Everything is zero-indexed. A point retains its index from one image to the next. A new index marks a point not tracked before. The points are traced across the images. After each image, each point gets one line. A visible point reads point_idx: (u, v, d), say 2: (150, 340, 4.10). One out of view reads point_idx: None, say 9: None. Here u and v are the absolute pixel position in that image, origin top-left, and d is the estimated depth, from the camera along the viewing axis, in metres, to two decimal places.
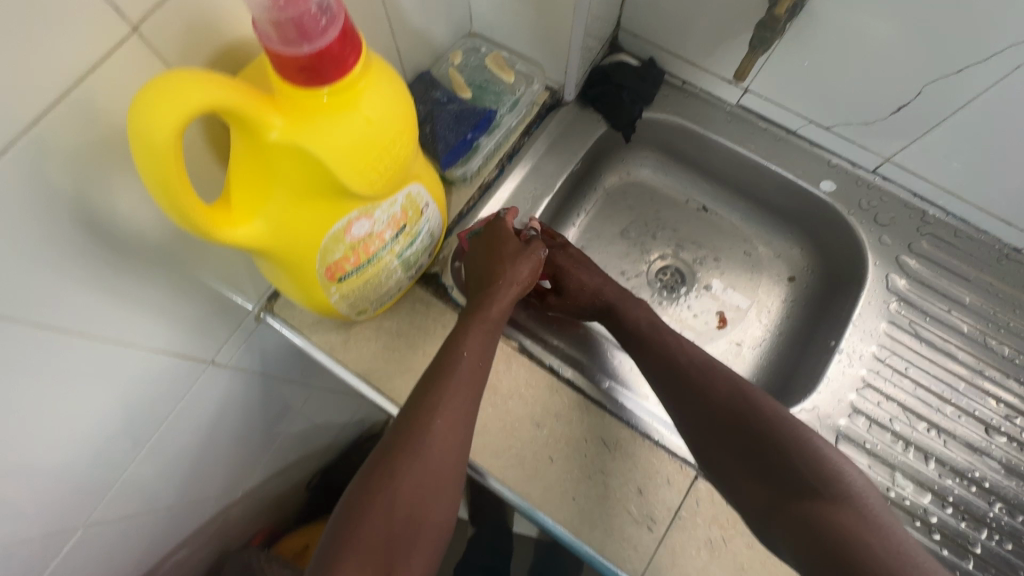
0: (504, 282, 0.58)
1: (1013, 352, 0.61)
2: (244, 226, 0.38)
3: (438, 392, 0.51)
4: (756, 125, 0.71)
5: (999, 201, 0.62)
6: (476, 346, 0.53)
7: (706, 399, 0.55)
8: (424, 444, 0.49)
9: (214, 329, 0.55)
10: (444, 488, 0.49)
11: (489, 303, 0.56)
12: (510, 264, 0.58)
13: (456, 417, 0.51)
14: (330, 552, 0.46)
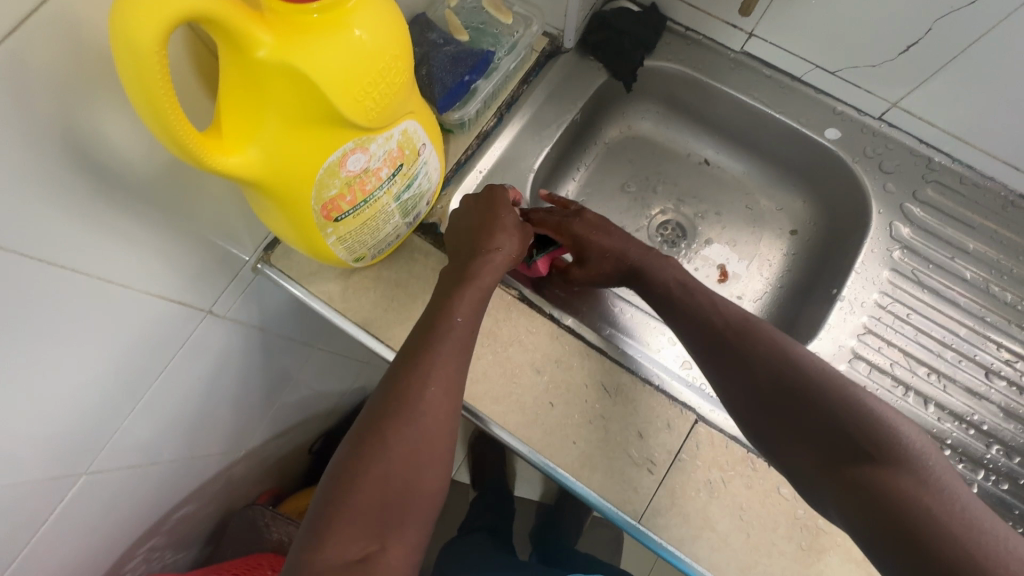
0: (500, 251, 0.55)
1: (1015, 299, 0.61)
2: (236, 155, 0.37)
3: (432, 358, 0.51)
4: (760, 72, 0.69)
5: (1007, 146, 0.60)
6: (471, 310, 0.53)
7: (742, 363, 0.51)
8: (418, 409, 0.50)
9: (212, 278, 0.55)
10: (436, 452, 0.50)
11: (484, 270, 0.54)
12: (502, 233, 0.56)
13: (449, 383, 0.51)
14: (322, 517, 0.45)
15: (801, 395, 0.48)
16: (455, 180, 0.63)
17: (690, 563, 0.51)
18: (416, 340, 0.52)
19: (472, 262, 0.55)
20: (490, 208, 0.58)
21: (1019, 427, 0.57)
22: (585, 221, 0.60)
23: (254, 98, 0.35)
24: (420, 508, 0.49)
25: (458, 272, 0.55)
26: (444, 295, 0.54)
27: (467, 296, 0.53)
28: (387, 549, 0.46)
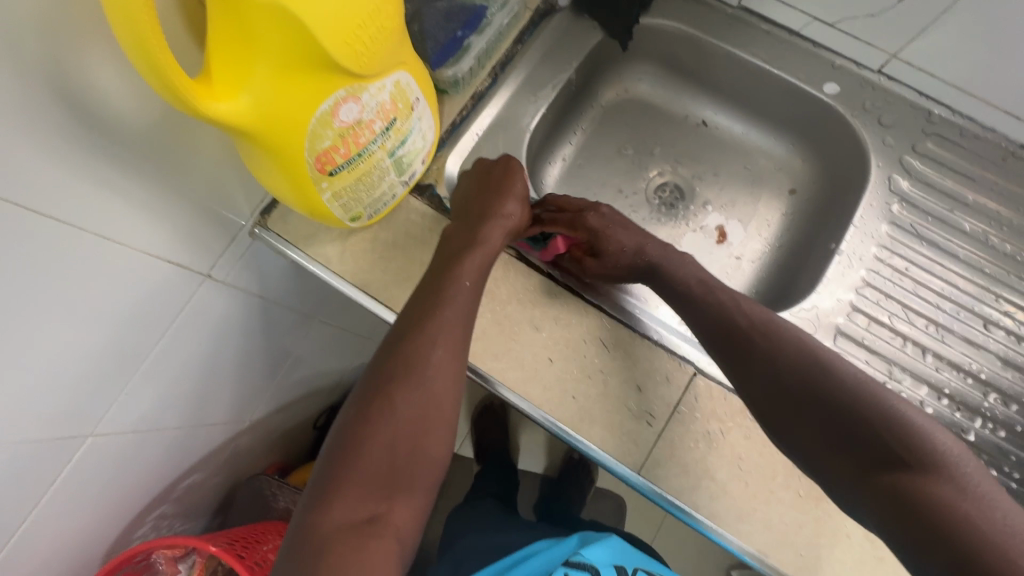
0: (511, 219, 0.56)
1: (1015, 250, 0.61)
2: (228, 102, 0.37)
3: (437, 326, 0.51)
4: (757, 28, 0.68)
5: (1009, 96, 0.59)
6: (477, 273, 0.53)
7: (772, 357, 0.50)
8: (424, 375, 0.50)
9: (209, 241, 0.55)
10: (442, 417, 0.51)
11: (492, 236, 0.55)
12: (513, 201, 0.57)
13: (455, 349, 0.51)
14: (330, 476, 0.47)
15: (834, 395, 0.47)
16: (450, 141, 0.62)
17: (690, 512, 0.52)
18: (419, 306, 0.52)
19: (481, 225, 0.55)
20: (504, 176, 0.58)
21: (1017, 376, 0.57)
22: (601, 215, 0.58)
23: (243, 41, 0.35)
24: (426, 471, 0.50)
25: (466, 233, 0.55)
26: (450, 258, 0.54)
27: (473, 260, 0.53)
28: (394, 510, 0.47)
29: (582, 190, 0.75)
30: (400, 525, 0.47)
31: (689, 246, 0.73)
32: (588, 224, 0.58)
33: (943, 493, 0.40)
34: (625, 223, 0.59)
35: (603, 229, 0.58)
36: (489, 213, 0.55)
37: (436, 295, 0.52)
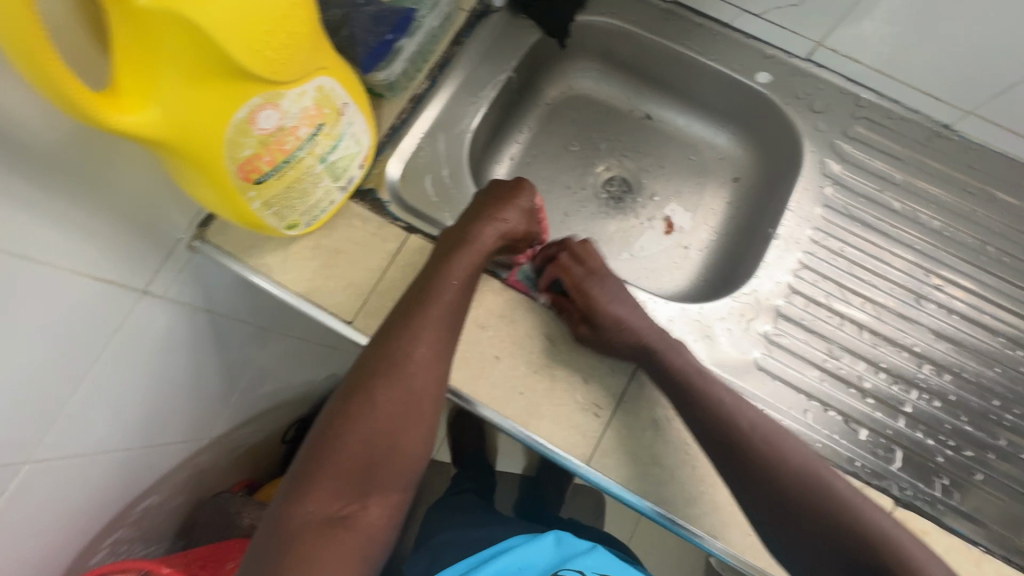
0: (507, 223, 0.56)
1: (942, 225, 0.63)
2: (137, 114, 0.36)
3: (422, 324, 0.51)
4: (691, 21, 0.69)
5: (930, 77, 0.62)
6: (467, 274, 0.53)
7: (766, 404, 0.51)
8: (407, 373, 0.50)
9: (142, 256, 0.54)
10: (422, 417, 0.50)
11: (486, 235, 0.55)
12: (515, 209, 0.58)
13: (437, 349, 0.51)
14: (305, 470, 0.47)
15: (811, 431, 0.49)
16: (390, 146, 0.62)
17: (641, 500, 0.52)
18: (404, 305, 0.52)
19: (476, 224, 0.56)
20: (511, 187, 0.59)
21: (949, 347, 0.59)
22: (615, 283, 0.58)
23: (146, 51, 0.34)
24: (404, 470, 0.50)
25: (458, 232, 0.56)
26: (440, 256, 0.54)
27: (465, 258, 0.54)
28: (367, 508, 0.47)
29: None
30: (373, 523, 0.47)
31: (638, 239, 0.74)
32: (598, 286, 0.57)
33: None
34: (630, 302, 0.57)
35: (609, 295, 0.57)
36: (484, 215, 0.56)
37: (421, 295, 0.52)
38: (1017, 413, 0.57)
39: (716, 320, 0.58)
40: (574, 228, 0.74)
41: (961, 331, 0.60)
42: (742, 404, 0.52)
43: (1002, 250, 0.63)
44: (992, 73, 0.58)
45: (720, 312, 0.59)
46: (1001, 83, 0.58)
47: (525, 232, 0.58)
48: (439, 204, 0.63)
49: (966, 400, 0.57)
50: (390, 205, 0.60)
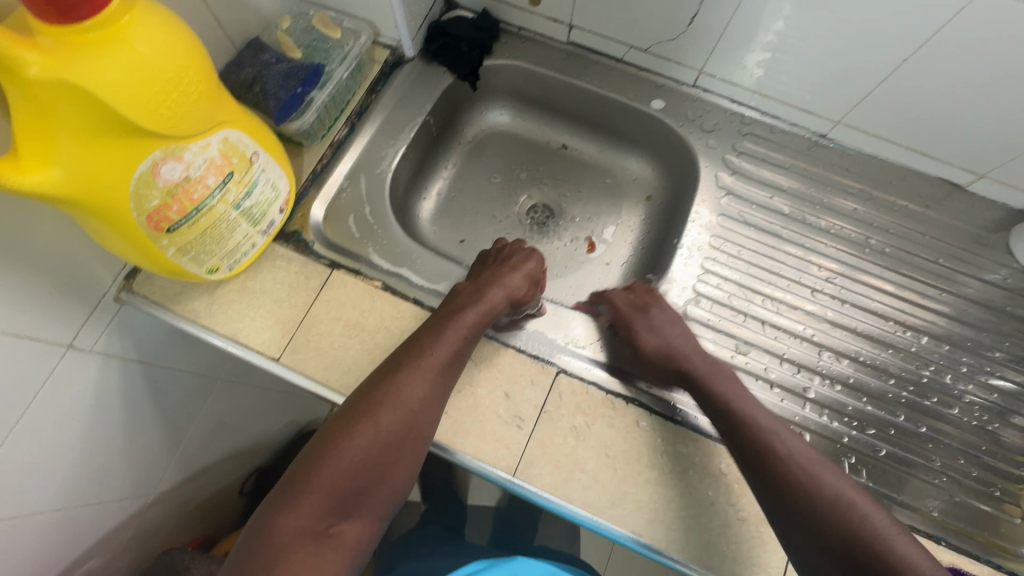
0: (517, 288, 0.61)
1: (827, 224, 0.69)
2: (37, 174, 0.39)
3: (429, 363, 0.53)
4: (589, 59, 0.77)
5: (797, 93, 0.69)
6: (475, 323, 0.57)
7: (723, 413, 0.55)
8: (411, 408, 0.51)
9: (67, 311, 0.55)
10: (417, 453, 0.52)
11: (496, 292, 0.59)
12: (524, 276, 0.63)
13: (437, 388, 0.53)
14: (293, 485, 0.47)
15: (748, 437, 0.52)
16: (314, 189, 0.66)
17: (566, 506, 0.54)
18: (415, 342, 0.55)
19: (489, 285, 0.60)
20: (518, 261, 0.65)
21: (844, 334, 0.64)
22: (659, 311, 0.63)
23: (41, 117, 0.37)
24: (388, 499, 0.51)
25: (473, 289, 0.60)
26: (453, 307, 0.58)
27: (474, 309, 0.57)
28: (349, 530, 0.48)
29: (457, 219, 0.80)
30: (353, 546, 0.47)
31: (563, 260, 0.79)
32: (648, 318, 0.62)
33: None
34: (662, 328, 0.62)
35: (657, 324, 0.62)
36: (496, 280, 0.61)
37: (431, 336, 0.55)
38: (912, 391, 0.62)
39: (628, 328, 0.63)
40: None
41: (853, 318, 0.65)
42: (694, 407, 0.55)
43: (883, 241, 0.69)
44: (848, 86, 0.65)
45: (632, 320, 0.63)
46: (856, 94, 0.65)
47: (530, 297, 0.62)
48: (362, 240, 0.66)
49: (863, 382, 0.61)
50: (314, 244, 0.63)
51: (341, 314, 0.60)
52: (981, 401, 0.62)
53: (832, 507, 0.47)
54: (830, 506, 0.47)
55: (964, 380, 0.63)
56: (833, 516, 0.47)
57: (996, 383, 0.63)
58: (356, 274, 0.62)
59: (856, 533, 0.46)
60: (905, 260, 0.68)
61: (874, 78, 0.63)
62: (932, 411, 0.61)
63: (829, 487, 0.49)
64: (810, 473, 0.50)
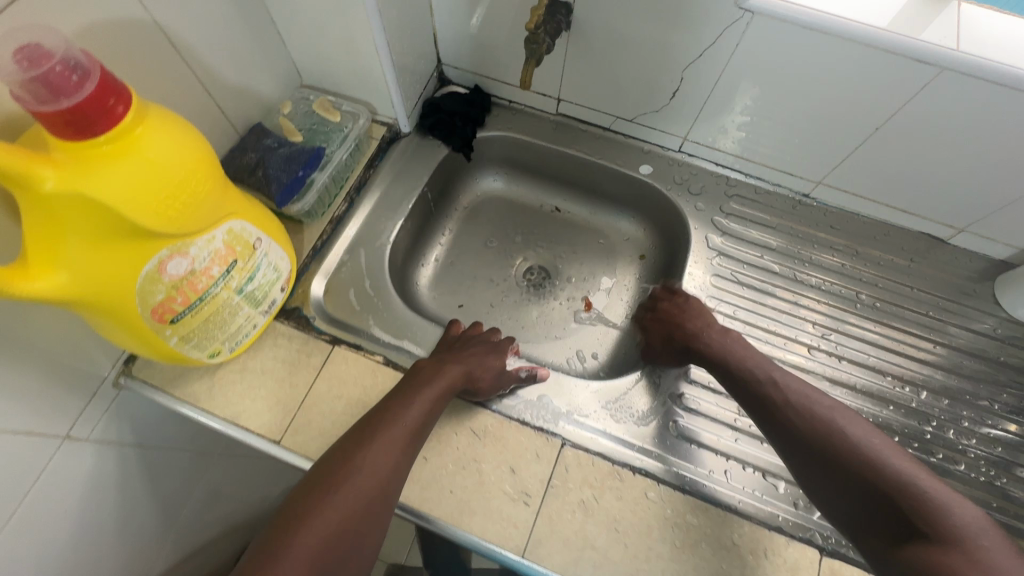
0: (479, 367, 0.60)
1: (818, 280, 0.71)
2: (45, 280, 0.39)
3: (398, 430, 0.53)
4: (577, 128, 0.80)
5: (777, 156, 0.72)
6: (443, 389, 0.57)
7: (802, 425, 0.53)
8: (384, 475, 0.51)
9: (65, 403, 0.55)
10: (383, 523, 0.50)
11: (456, 365, 0.59)
12: (486, 360, 0.62)
13: (406, 455, 0.53)
14: (261, 559, 0.44)
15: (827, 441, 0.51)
16: (314, 265, 0.67)
17: None
18: (384, 407, 0.55)
19: (454, 359, 0.61)
20: (481, 342, 0.66)
21: (844, 391, 0.65)
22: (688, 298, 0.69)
23: (52, 227, 0.38)
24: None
25: (439, 360, 0.61)
26: (419, 376, 0.58)
27: (440, 379, 0.58)
28: None
29: (455, 285, 0.81)
30: None
31: (561, 321, 0.79)
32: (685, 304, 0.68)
33: (953, 562, 0.41)
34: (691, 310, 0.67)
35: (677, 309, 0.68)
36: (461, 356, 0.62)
37: (400, 401, 0.55)
38: (917, 448, 0.62)
39: (624, 389, 0.64)
40: (499, 318, 0.79)
41: (851, 374, 0.66)
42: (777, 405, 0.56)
43: (873, 296, 0.71)
44: (824, 151, 0.68)
45: (627, 381, 0.64)
46: (835, 158, 0.69)
47: (494, 386, 0.61)
48: (363, 314, 0.66)
49: None
50: (316, 320, 0.64)
51: (343, 391, 0.60)
52: (985, 454, 0.62)
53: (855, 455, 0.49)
54: (855, 451, 0.49)
55: (967, 434, 0.63)
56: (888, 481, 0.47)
57: (994, 434, 0.63)
58: (358, 350, 0.62)
59: (883, 477, 0.47)
60: (896, 314, 0.70)
61: (850, 144, 0.66)
62: (938, 467, 0.61)
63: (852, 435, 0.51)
64: (843, 432, 0.51)
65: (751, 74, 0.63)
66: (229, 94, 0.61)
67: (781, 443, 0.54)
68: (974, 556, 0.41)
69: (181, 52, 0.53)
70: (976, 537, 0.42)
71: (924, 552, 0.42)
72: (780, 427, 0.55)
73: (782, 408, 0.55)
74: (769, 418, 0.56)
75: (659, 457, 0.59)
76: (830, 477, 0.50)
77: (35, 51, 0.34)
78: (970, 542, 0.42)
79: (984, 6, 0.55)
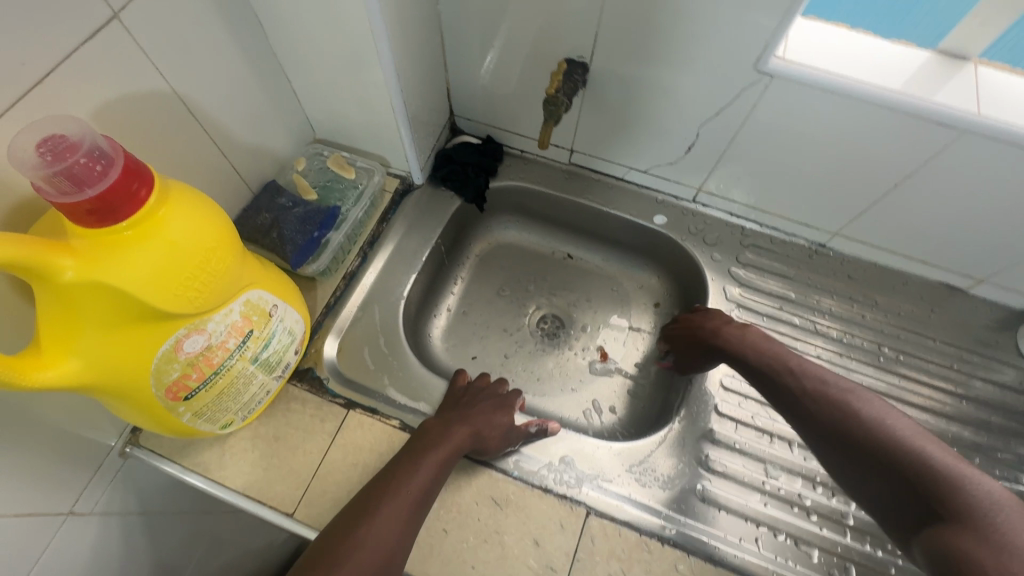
0: (487, 427, 0.59)
1: (839, 332, 0.71)
2: (57, 368, 0.38)
3: (403, 499, 0.51)
4: (590, 178, 0.80)
5: (793, 208, 0.72)
6: (450, 451, 0.55)
7: (824, 415, 0.53)
8: (388, 548, 0.48)
9: (71, 476, 0.52)
10: None
11: (463, 426, 0.57)
12: (495, 418, 0.60)
13: (410, 526, 0.50)
14: None
15: (848, 428, 0.51)
16: (327, 323, 0.65)
17: None
18: (388, 472, 0.54)
19: (461, 417, 0.59)
20: (490, 397, 0.65)
21: None
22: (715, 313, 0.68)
23: (69, 315, 0.37)
24: None
25: (445, 419, 0.59)
26: (424, 438, 0.57)
27: (447, 441, 0.56)
28: None
29: (468, 336, 0.79)
30: None
31: (576, 371, 0.78)
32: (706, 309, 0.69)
33: (963, 541, 0.39)
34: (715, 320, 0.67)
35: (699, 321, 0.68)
36: (469, 413, 0.60)
37: (406, 466, 0.54)
38: None
39: (647, 450, 0.62)
40: (514, 370, 0.77)
41: None
42: (801, 395, 0.56)
43: (895, 348, 0.70)
44: (841, 205, 0.68)
45: (650, 441, 0.63)
46: (852, 211, 0.68)
47: (501, 445, 0.59)
48: (377, 373, 0.65)
49: None
50: (329, 381, 0.62)
51: (359, 459, 0.58)
52: None
53: (873, 439, 0.49)
54: (875, 436, 0.49)
55: None
56: (912, 464, 0.46)
57: None
58: (373, 414, 0.61)
59: (904, 459, 0.46)
60: (919, 366, 0.69)
61: (870, 198, 0.65)
62: None
63: (868, 417, 0.50)
64: (862, 419, 0.51)
65: (767, 131, 0.63)
66: (246, 154, 0.61)
67: (810, 439, 0.54)
68: (988, 534, 0.39)
69: (198, 117, 0.53)
70: (993, 514, 0.40)
71: (940, 533, 0.41)
72: (804, 416, 0.55)
73: (802, 398, 0.55)
74: (791, 408, 0.56)
75: (688, 526, 0.57)
76: (856, 465, 0.49)
77: (60, 142, 0.34)
78: (987, 520, 0.40)
79: (1001, 67, 0.56)
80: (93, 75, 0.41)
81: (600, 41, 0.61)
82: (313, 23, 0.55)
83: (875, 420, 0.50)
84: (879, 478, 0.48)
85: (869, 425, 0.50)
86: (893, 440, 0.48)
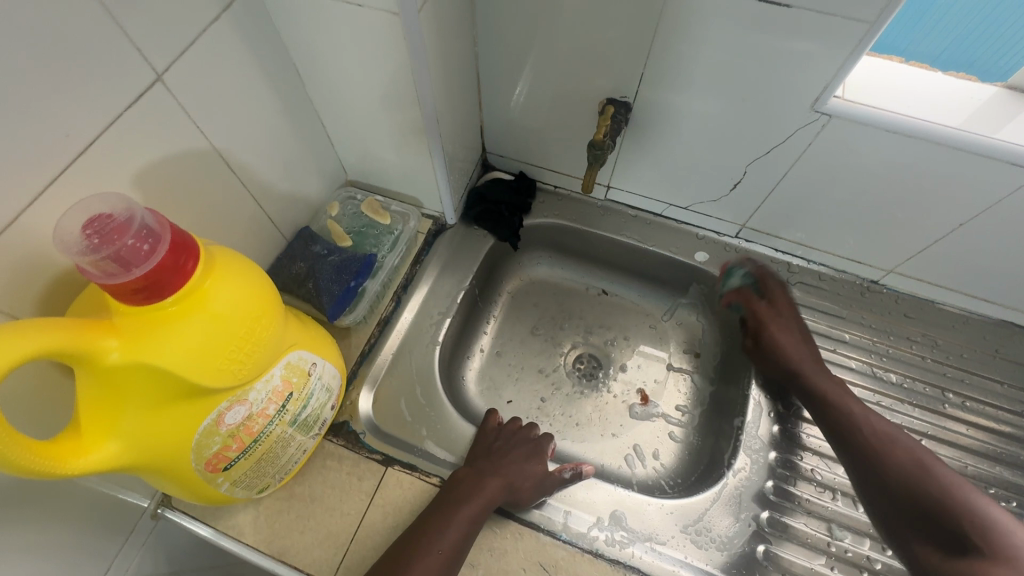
0: (518, 479, 0.56)
1: (899, 377, 0.67)
2: (94, 451, 0.36)
3: (434, 560, 0.48)
4: (627, 214, 0.78)
5: (843, 246, 0.69)
6: (481, 506, 0.52)
7: (871, 452, 0.56)
8: None
9: (100, 545, 0.50)
10: None
11: (496, 478, 0.55)
12: (527, 467, 0.58)
13: None
14: None
15: (890, 468, 0.54)
16: (361, 373, 0.63)
17: None
18: (416, 527, 0.51)
19: (492, 467, 0.56)
20: (519, 442, 0.62)
21: None
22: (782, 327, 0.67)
23: (110, 397, 0.35)
24: None
25: (477, 469, 0.56)
26: (453, 490, 0.54)
27: (478, 494, 0.53)
28: None
29: (504, 379, 0.77)
30: None
31: (617, 414, 0.75)
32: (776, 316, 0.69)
33: None
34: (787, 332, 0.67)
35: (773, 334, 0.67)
36: (502, 462, 0.57)
37: (437, 522, 0.51)
38: None
39: (702, 508, 0.59)
40: (552, 414, 0.74)
41: None
42: (855, 426, 0.58)
43: (961, 394, 0.66)
44: (898, 243, 0.65)
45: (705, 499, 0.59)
46: (907, 249, 0.65)
47: (531, 494, 0.56)
48: (414, 425, 0.62)
49: None
50: (365, 436, 0.59)
51: (397, 521, 0.55)
52: None
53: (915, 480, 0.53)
54: (921, 477, 0.53)
55: None
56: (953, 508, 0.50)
57: None
58: (412, 470, 0.58)
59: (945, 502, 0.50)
60: (988, 413, 0.65)
61: (932, 236, 0.62)
62: None
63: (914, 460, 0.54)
64: (908, 459, 0.54)
65: (821, 169, 0.60)
66: (280, 202, 0.60)
67: (855, 473, 0.57)
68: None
69: (236, 169, 0.51)
70: None
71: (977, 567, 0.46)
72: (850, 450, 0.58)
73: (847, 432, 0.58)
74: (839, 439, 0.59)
75: None
76: (891, 501, 0.53)
77: (106, 224, 0.33)
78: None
79: None
80: (133, 137, 0.40)
81: (644, 79, 0.59)
82: (353, 72, 0.53)
83: (918, 463, 0.54)
84: (919, 517, 0.51)
85: (918, 467, 0.53)
86: (935, 483, 0.52)
